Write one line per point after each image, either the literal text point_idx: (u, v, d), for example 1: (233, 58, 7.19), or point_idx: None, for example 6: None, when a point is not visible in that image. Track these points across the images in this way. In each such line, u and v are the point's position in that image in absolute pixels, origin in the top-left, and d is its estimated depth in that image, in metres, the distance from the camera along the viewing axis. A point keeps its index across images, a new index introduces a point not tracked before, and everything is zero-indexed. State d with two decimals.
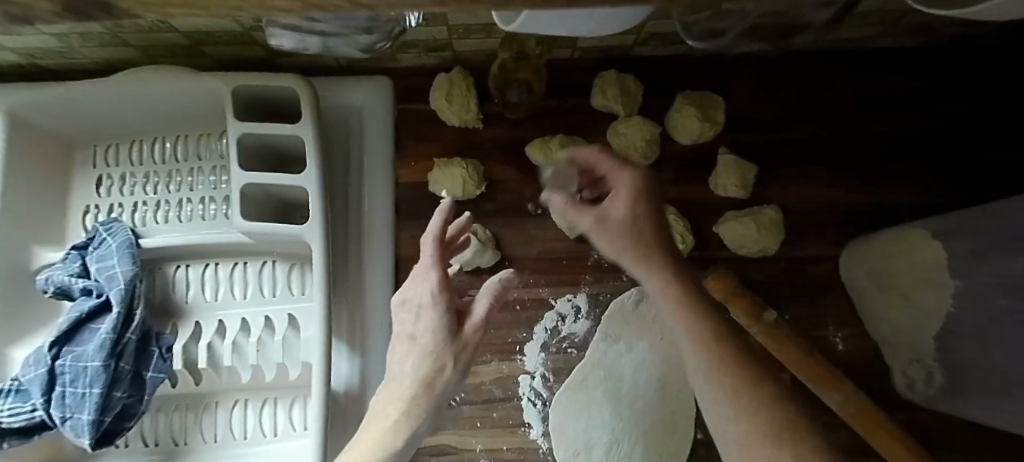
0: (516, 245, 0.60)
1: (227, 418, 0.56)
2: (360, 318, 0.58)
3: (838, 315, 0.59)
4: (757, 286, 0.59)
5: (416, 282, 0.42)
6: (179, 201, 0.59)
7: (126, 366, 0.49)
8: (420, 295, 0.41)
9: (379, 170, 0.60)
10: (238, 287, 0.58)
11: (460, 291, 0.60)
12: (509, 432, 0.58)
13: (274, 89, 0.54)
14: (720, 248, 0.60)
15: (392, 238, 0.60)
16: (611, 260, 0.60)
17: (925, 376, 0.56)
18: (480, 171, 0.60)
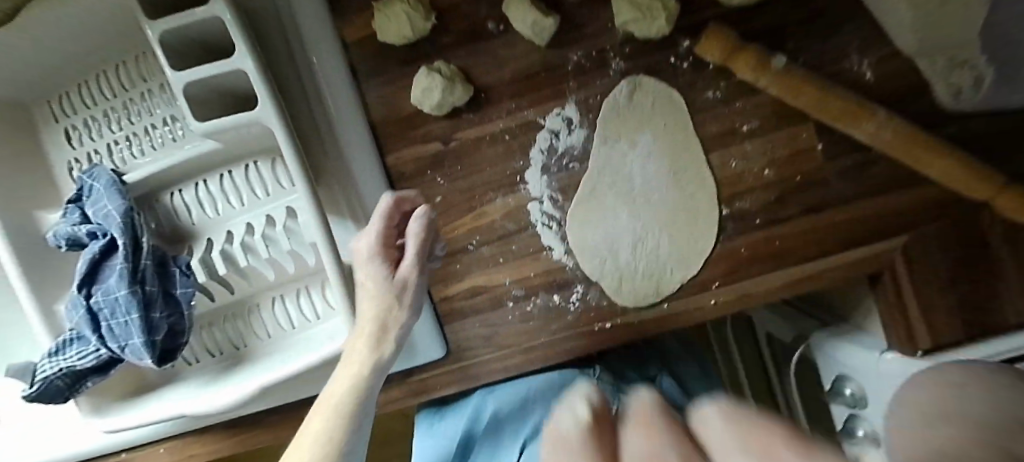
0: (487, 73, 0.55)
1: (271, 317, 0.59)
2: (355, 194, 0.57)
3: (863, 39, 0.51)
4: (763, 36, 0.52)
5: (366, 234, 0.49)
6: (145, 131, 0.58)
7: (152, 288, 0.52)
8: (370, 246, 0.48)
9: (319, 35, 0.55)
10: (233, 196, 0.57)
11: (446, 138, 0.57)
12: (533, 259, 0.57)
13: None
14: (712, 6, 0.52)
15: (360, 104, 0.57)
16: (592, 57, 0.54)
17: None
18: (425, 1, 0.54)
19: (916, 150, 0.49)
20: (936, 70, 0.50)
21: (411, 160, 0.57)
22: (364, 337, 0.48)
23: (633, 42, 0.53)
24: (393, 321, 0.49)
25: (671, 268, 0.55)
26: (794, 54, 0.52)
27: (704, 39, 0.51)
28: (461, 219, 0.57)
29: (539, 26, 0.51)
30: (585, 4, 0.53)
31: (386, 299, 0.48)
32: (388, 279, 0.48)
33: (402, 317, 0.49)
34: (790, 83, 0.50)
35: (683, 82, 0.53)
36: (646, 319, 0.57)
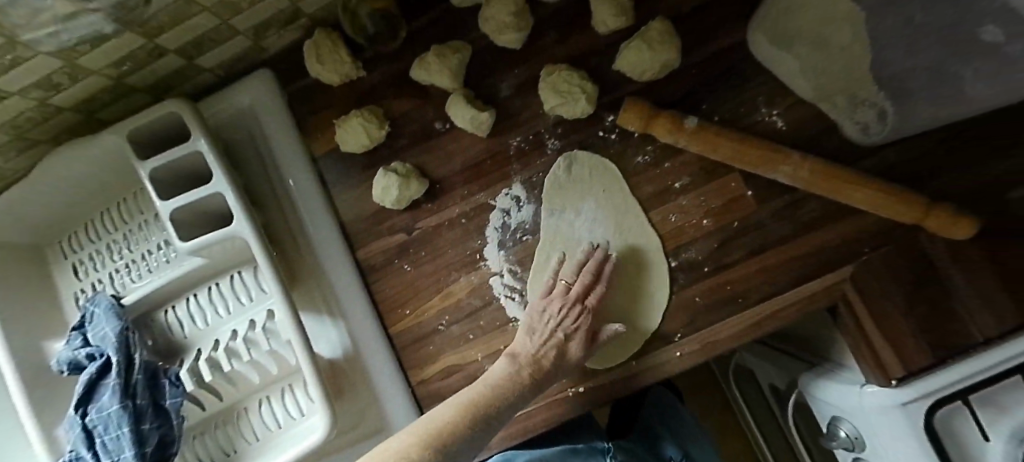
0: (439, 166, 0.61)
1: (258, 418, 0.61)
2: (330, 290, 0.61)
3: (768, 92, 0.55)
4: (676, 103, 0.57)
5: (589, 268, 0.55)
6: (141, 257, 0.64)
7: (143, 401, 0.55)
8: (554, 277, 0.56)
9: (291, 154, 0.63)
10: (220, 305, 0.62)
11: (408, 229, 0.61)
12: (502, 331, 0.60)
13: (161, 121, 0.57)
14: (627, 83, 0.58)
15: (329, 208, 0.63)
16: (529, 141, 0.60)
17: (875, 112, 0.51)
18: (378, 113, 0.61)
19: (838, 184, 0.53)
20: (842, 110, 0.53)
21: (379, 252, 0.62)
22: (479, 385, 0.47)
23: (564, 123, 0.59)
24: (504, 396, 0.46)
25: (632, 324, 0.58)
26: (708, 114, 0.56)
27: (623, 111, 0.56)
28: (430, 301, 0.61)
29: (477, 120, 0.57)
30: (516, 97, 0.60)
31: (511, 361, 0.49)
32: (556, 316, 0.51)
33: (517, 394, 0.47)
34: (710, 138, 0.53)
35: (614, 152, 0.59)
36: (617, 378, 0.58)
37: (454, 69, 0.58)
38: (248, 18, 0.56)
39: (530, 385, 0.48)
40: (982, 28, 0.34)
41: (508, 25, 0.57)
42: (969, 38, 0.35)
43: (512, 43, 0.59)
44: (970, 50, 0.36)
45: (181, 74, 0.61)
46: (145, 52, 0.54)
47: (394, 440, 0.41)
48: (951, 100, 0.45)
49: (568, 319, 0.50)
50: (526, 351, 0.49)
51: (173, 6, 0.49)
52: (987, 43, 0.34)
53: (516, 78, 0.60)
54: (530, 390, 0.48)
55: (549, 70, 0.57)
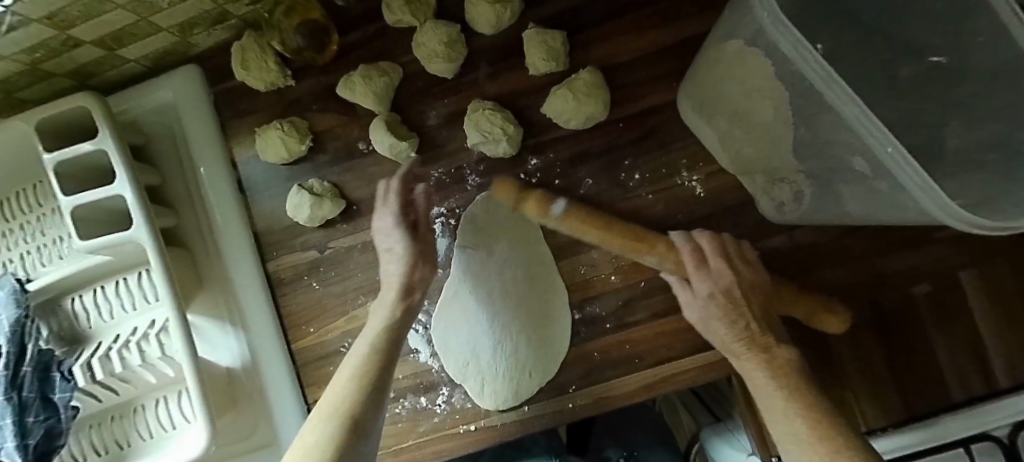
0: (358, 188, 0.60)
1: (153, 417, 0.61)
2: (235, 299, 0.61)
3: (690, 157, 0.55)
4: (602, 155, 0.57)
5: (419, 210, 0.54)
6: (53, 241, 0.63)
7: (30, 393, 0.55)
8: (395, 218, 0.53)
9: (212, 157, 0.62)
10: (125, 301, 0.62)
11: (321, 247, 0.61)
12: (401, 361, 0.60)
13: (72, 111, 0.56)
14: (553, 129, 0.57)
15: (244, 216, 0.62)
16: (451, 174, 0.59)
17: (790, 192, 0.49)
18: (302, 126, 0.60)
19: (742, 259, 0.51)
20: (760, 186, 0.52)
21: (289, 267, 0.61)
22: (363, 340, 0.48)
23: (487, 160, 0.58)
24: (383, 341, 0.47)
25: (529, 373, 0.56)
26: (630, 172, 0.56)
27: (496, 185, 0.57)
28: (335, 323, 0.60)
29: (396, 148, 0.56)
30: (443, 127, 0.59)
31: (364, 341, 0.47)
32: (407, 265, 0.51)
33: (400, 331, 0.48)
34: (575, 222, 0.54)
35: (533, 196, 0.58)
36: (508, 421, 0.58)
37: (380, 92, 0.57)
38: (170, 17, 0.54)
39: (403, 314, 0.49)
40: (853, 158, 0.33)
41: (437, 55, 0.55)
42: (842, 161, 0.35)
43: (442, 73, 0.57)
44: (844, 175, 0.36)
45: (103, 62, 0.59)
46: (58, 41, 0.52)
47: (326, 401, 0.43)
48: (831, 203, 0.45)
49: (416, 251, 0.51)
50: (388, 301, 0.50)
51: (82, 3, 0.47)
52: (857, 171, 0.34)
53: (445, 108, 0.59)
54: (405, 319, 0.49)
55: (475, 107, 0.56)
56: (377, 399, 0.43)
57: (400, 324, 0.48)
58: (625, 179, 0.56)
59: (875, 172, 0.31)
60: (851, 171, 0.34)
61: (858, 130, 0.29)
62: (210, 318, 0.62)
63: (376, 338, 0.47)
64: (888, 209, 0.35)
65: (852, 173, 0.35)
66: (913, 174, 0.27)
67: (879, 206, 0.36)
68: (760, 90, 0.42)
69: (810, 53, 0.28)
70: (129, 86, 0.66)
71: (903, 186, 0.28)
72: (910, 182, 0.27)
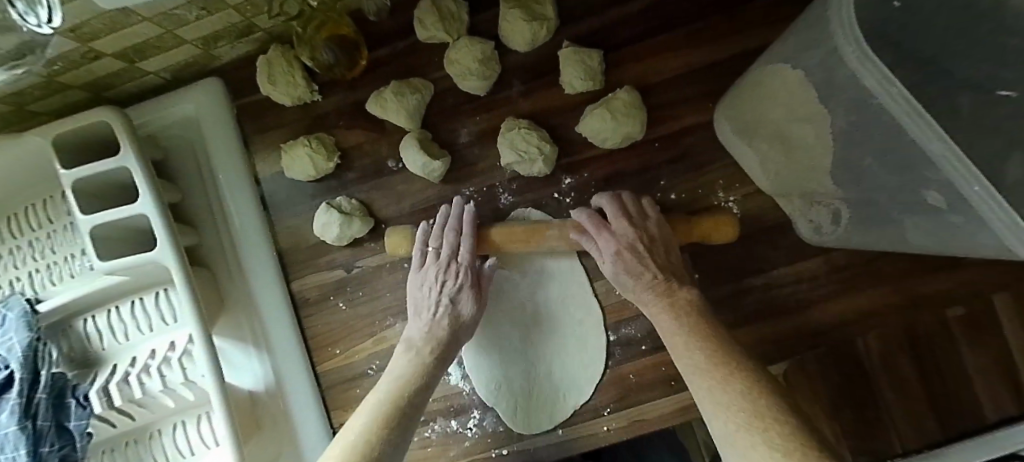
0: (387, 206, 0.59)
1: (170, 443, 0.59)
2: (258, 320, 0.60)
3: (725, 177, 0.55)
4: (636, 174, 0.56)
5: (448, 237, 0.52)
6: (65, 260, 0.61)
7: (45, 422, 0.52)
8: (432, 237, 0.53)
9: (234, 173, 0.60)
10: (142, 322, 0.60)
11: (348, 266, 0.59)
12: None
13: (92, 126, 0.54)
14: (587, 147, 0.57)
15: (267, 235, 0.60)
16: (482, 192, 0.58)
17: (828, 215, 0.49)
18: (329, 142, 0.58)
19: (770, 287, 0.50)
20: (797, 208, 0.52)
21: (314, 287, 0.59)
22: (399, 372, 0.49)
23: (520, 179, 0.57)
24: (415, 383, 0.47)
25: (563, 393, 0.56)
26: (665, 192, 0.56)
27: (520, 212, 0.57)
28: (362, 344, 0.59)
29: (429, 166, 0.55)
30: (474, 145, 0.58)
31: (411, 353, 0.50)
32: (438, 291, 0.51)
33: (434, 373, 0.49)
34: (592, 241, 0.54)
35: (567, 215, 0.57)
36: (542, 445, 0.57)
37: (412, 110, 0.56)
38: (197, 30, 0.52)
39: (437, 359, 0.50)
40: (927, 191, 0.33)
41: (472, 72, 0.54)
42: (912, 195, 0.35)
43: (476, 89, 0.56)
44: (909, 202, 0.36)
45: (121, 74, 0.57)
46: (79, 53, 0.50)
47: (355, 424, 0.44)
48: (884, 231, 0.44)
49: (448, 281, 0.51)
50: (416, 350, 0.50)
51: (109, 16, 0.44)
52: (930, 203, 0.34)
53: (477, 125, 0.58)
54: (438, 365, 0.50)
55: (509, 125, 0.55)
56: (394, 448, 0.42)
57: (435, 364, 0.49)
58: (660, 199, 0.56)
59: (952, 205, 0.31)
60: (922, 203, 0.34)
61: (939, 167, 0.29)
62: (230, 339, 0.60)
63: (417, 372, 0.48)
64: (959, 241, 0.35)
65: (923, 205, 0.34)
66: (995, 203, 0.27)
67: (948, 237, 0.36)
68: (803, 112, 0.43)
69: (894, 86, 0.29)
70: (144, 98, 0.63)
71: (988, 220, 0.28)
72: (995, 217, 0.27)
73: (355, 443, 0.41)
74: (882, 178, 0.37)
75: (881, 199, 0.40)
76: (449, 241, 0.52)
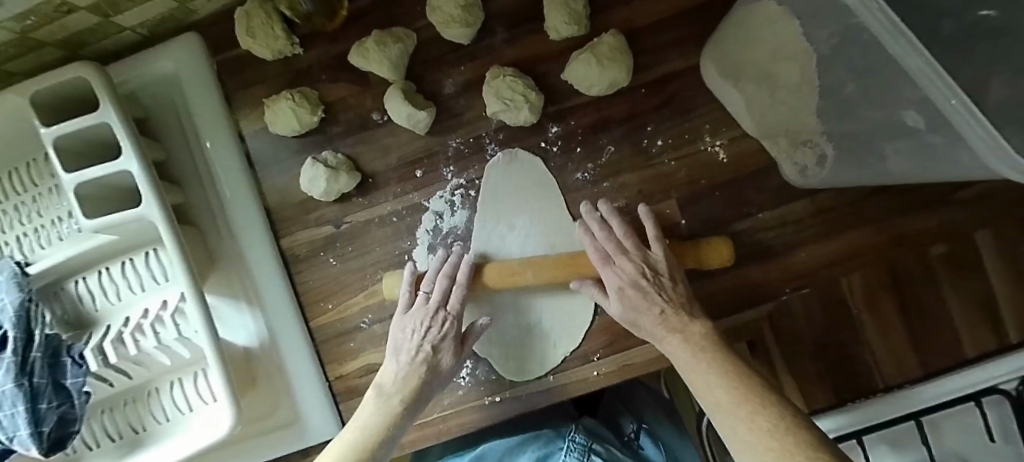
0: (374, 160, 0.58)
1: (168, 399, 0.60)
2: (250, 277, 0.60)
3: (712, 122, 0.55)
4: (623, 122, 0.56)
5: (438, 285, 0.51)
6: (52, 223, 0.60)
7: (42, 380, 0.53)
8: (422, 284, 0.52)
9: (217, 131, 0.59)
10: (133, 282, 0.60)
11: (337, 222, 0.59)
12: None
13: (69, 82, 0.53)
14: (574, 95, 0.56)
15: (255, 192, 0.60)
16: (469, 144, 0.58)
17: (814, 157, 0.49)
18: (312, 96, 0.57)
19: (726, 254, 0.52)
20: (783, 151, 0.52)
21: (304, 243, 0.59)
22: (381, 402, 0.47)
23: (506, 129, 0.57)
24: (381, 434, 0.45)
25: (554, 341, 0.57)
26: (652, 139, 0.56)
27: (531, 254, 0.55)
28: (354, 299, 0.59)
29: (414, 117, 0.54)
30: (459, 96, 0.57)
31: (393, 377, 0.49)
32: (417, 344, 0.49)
33: (404, 423, 0.47)
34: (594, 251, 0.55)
35: (554, 165, 0.57)
36: (533, 391, 0.58)
37: (395, 59, 0.55)
38: None
39: (405, 408, 0.47)
40: (908, 113, 0.33)
41: (455, 19, 0.53)
42: (895, 119, 0.35)
43: (459, 37, 0.55)
44: (895, 130, 0.36)
45: (96, 30, 0.55)
46: (52, 7, 0.48)
47: None
48: (870, 165, 0.44)
49: (433, 330, 0.49)
50: (388, 392, 0.48)
51: None
52: (911, 126, 0.34)
53: (461, 75, 0.57)
54: (407, 411, 0.48)
55: (494, 73, 0.54)
56: None
57: (404, 414, 0.47)
58: (648, 145, 0.56)
59: (931, 126, 0.31)
60: (904, 127, 0.34)
61: (921, 84, 0.29)
62: (223, 296, 0.60)
63: (393, 415, 0.46)
64: (944, 166, 0.35)
65: (904, 129, 0.34)
66: (976, 123, 0.27)
67: (933, 162, 0.35)
68: (785, 51, 0.44)
69: (876, 2, 0.28)
70: (123, 56, 0.62)
71: (967, 136, 0.28)
72: (972, 132, 0.27)
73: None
74: (867, 105, 0.37)
75: (870, 128, 0.39)
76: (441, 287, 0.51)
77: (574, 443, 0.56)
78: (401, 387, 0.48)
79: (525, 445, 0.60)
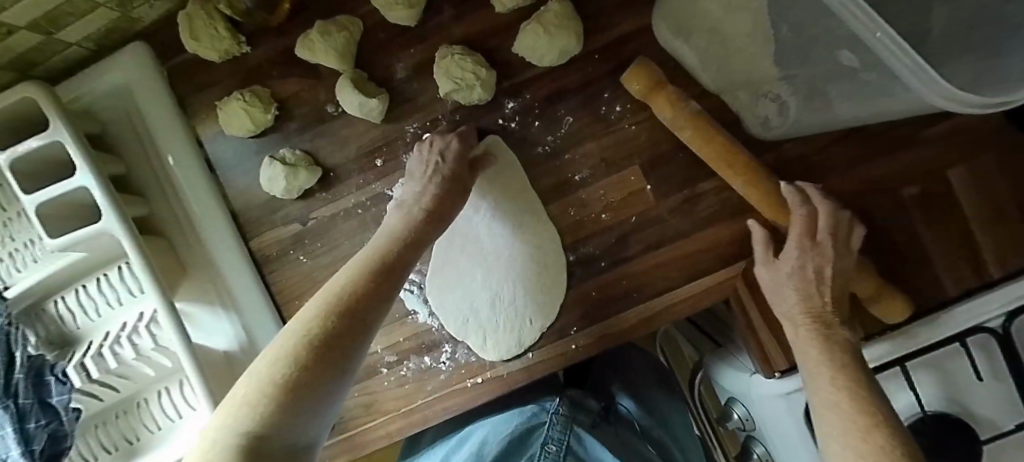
0: (333, 153, 0.58)
1: (156, 409, 0.60)
2: (223, 282, 0.60)
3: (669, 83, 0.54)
4: (579, 90, 0.55)
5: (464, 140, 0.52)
6: (23, 246, 0.60)
7: (28, 400, 0.54)
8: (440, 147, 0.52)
9: (175, 140, 0.59)
10: (109, 297, 0.60)
11: (304, 219, 0.59)
12: (401, 323, 0.59)
13: (18, 104, 0.53)
14: (527, 68, 0.55)
15: (220, 198, 0.60)
16: (426, 128, 0.57)
17: (774, 105, 0.49)
18: (264, 94, 0.57)
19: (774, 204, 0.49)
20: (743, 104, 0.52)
21: (273, 243, 0.59)
22: (390, 231, 0.44)
23: (462, 109, 0.56)
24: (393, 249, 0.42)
25: (530, 318, 0.56)
26: (611, 105, 0.55)
27: (632, 68, 0.50)
28: None
29: (366, 106, 0.53)
30: (412, 80, 0.56)
31: (398, 214, 0.46)
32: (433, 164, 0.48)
33: (424, 234, 0.44)
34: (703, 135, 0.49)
35: (514, 142, 0.56)
36: (515, 370, 0.58)
37: (342, 48, 0.54)
38: None
39: (427, 219, 0.45)
40: (843, 52, 0.32)
41: (397, 1, 0.52)
42: (833, 60, 0.34)
43: (404, 20, 0.53)
44: (835, 73, 0.35)
45: (42, 49, 0.54)
46: None
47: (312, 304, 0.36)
48: (822, 107, 0.44)
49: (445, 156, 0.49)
50: (402, 213, 0.46)
51: None
52: (846, 66, 0.33)
53: (412, 59, 0.56)
54: (430, 227, 0.45)
55: (443, 53, 0.53)
56: (353, 331, 0.35)
57: (426, 222, 0.45)
58: (606, 112, 0.55)
59: (865, 64, 0.30)
60: (840, 67, 0.34)
61: (845, 19, 0.28)
62: (199, 304, 0.61)
63: (400, 238, 0.43)
64: (888, 103, 0.34)
65: (843, 70, 0.33)
66: (903, 56, 0.26)
67: (873, 101, 0.35)
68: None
69: None
70: (74, 73, 0.61)
71: (899, 72, 0.27)
72: (902, 64, 0.26)
73: (312, 315, 0.35)
74: (808, 48, 0.36)
75: (813, 72, 0.38)
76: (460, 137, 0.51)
77: (558, 415, 0.59)
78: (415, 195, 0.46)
79: (508, 418, 0.61)
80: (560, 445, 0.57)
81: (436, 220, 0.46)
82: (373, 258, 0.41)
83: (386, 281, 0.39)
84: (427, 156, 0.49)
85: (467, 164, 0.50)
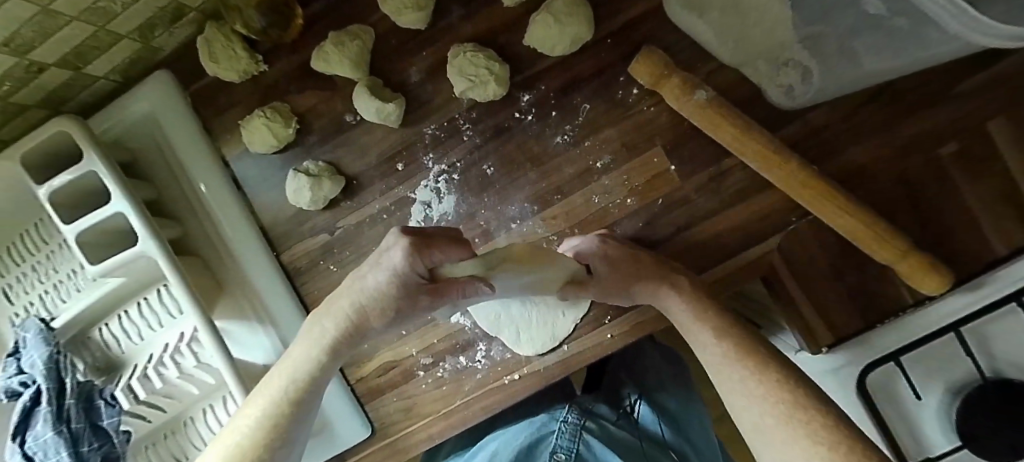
0: (354, 161, 0.58)
1: (202, 426, 0.62)
2: (257, 297, 0.61)
3: (685, 61, 0.53)
4: (595, 76, 0.54)
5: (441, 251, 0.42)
6: (66, 277, 0.62)
7: (80, 424, 0.55)
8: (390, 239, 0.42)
9: (202, 162, 0.61)
10: (150, 320, 0.62)
11: (331, 229, 0.59)
12: (433, 325, 0.59)
13: (53, 138, 0.55)
14: (539, 60, 0.55)
15: (249, 215, 0.61)
16: (444, 128, 0.57)
17: (798, 72, 0.47)
18: (284, 110, 0.58)
19: (819, 196, 0.48)
20: (764, 74, 0.50)
21: (303, 254, 0.60)
22: (314, 340, 0.45)
23: (478, 106, 0.56)
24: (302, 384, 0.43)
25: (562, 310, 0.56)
26: (628, 89, 0.54)
27: (636, 61, 0.51)
28: None
29: (384, 111, 0.54)
30: (426, 82, 0.57)
31: (319, 329, 0.44)
32: (374, 275, 0.41)
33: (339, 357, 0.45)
34: (714, 118, 0.49)
35: (532, 134, 0.56)
36: (551, 364, 0.57)
37: (355, 56, 0.54)
38: (128, 21, 0.52)
39: (343, 344, 0.44)
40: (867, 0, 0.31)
41: (406, 5, 0.52)
42: (860, 11, 0.33)
43: (415, 23, 0.54)
44: (862, 23, 0.34)
45: (71, 85, 0.56)
46: (22, 69, 0.49)
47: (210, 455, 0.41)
48: (843, 66, 0.43)
49: (385, 281, 0.41)
50: (326, 332, 0.44)
51: (35, 21, 0.43)
52: (874, 15, 0.32)
53: (424, 61, 0.57)
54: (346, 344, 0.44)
55: (455, 52, 0.54)
56: None
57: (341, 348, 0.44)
58: (623, 96, 0.54)
59: (895, 9, 0.29)
60: (866, 16, 0.33)
61: None
62: (236, 321, 0.62)
63: (325, 355, 0.44)
64: (921, 46, 0.33)
65: (870, 19, 0.32)
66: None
67: (905, 46, 0.34)
68: None
69: None
70: (102, 106, 0.63)
71: (933, 12, 0.26)
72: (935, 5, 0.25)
73: None
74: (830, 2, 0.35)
75: (837, 28, 0.37)
76: (422, 254, 0.41)
77: (567, 424, 0.60)
78: (338, 320, 0.44)
79: (519, 430, 0.60)
80: (569, 454, 0.57)
81: (358, 337, 0.45)
82: (299, 376, 0.44)
83: (292, 419, 0.42)
84: (379, 248, 0.42)
85: (408, 290, 0.41)
